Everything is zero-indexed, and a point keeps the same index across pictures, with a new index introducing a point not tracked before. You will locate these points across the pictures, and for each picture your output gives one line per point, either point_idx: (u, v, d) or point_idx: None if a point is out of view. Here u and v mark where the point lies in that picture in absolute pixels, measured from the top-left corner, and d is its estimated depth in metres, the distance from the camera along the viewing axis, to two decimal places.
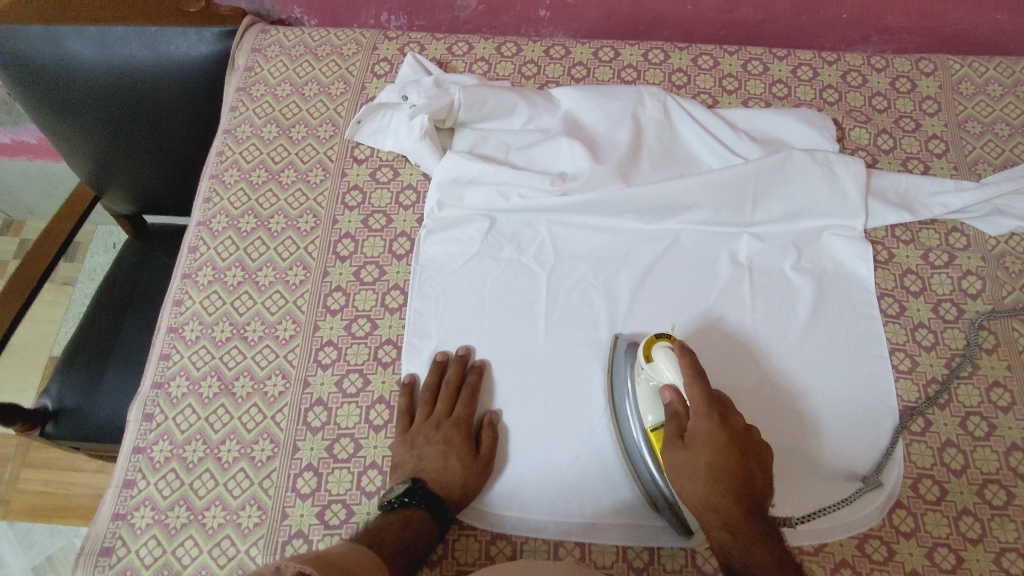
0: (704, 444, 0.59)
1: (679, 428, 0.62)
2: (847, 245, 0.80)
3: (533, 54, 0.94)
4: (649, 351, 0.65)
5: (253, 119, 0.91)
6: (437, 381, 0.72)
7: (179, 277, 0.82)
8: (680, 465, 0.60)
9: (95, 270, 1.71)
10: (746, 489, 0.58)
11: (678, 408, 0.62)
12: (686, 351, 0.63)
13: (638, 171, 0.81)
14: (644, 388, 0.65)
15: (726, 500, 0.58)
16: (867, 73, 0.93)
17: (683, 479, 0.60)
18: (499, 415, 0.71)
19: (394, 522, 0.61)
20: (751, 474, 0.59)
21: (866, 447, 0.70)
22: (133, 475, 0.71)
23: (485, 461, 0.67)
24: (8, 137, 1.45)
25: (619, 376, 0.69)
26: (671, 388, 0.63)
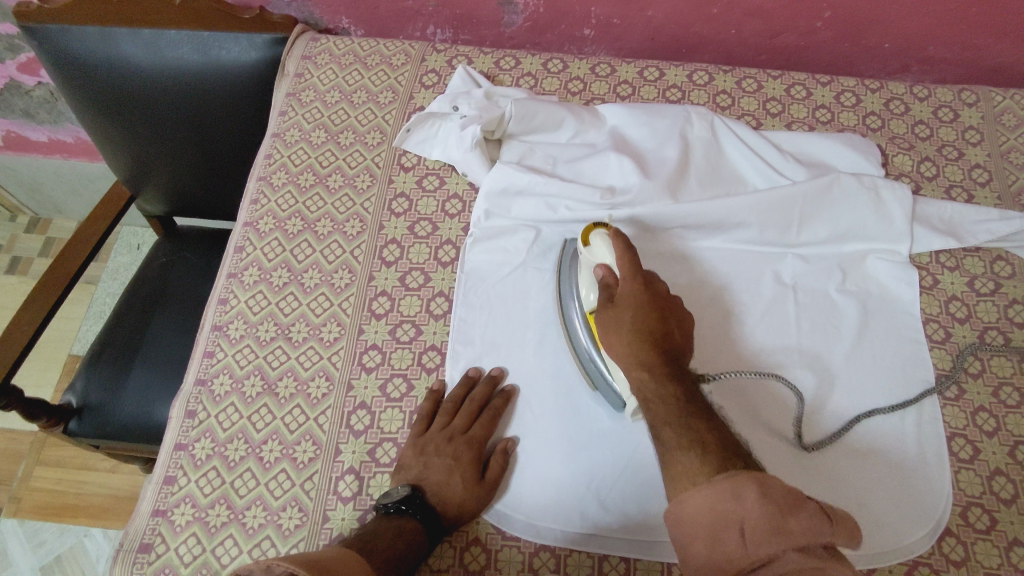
0: (631, 305, 0.64)
1: (610, 294, 0.66)
2: (893, 269, 0.80)
3: (579, 71, 0.96)
4: (587, 237, 0.70)
5: (302, 124, 0.92)
6: (463, 395, 0.71)
7: (224, 275, 0.82)
8: (611, 325, 0.64)
9: (118, 270, 1.71)
10: (667, 344, 0.62)
11: (609, 281, 0.66)
12: (619, 237, 0.67)
13: (685, 188, 0.82)
14: (583, 271, 0.70)
15: (643, 349, 0.61)
16: (910, 101, 0.94)
17: (611, 338, 0.64)
18: (515, 444, 0.69)
19: (388, 529, 0.61)
20: (671, 330, 0.63)
21: (797, 353, 0.74)
22: (174, 471, 0.70)
23: (489, 487, 0.66)
24: (44, 136, 1.47)
25: (565, 270, 0.75)
26: (602, 265, 0.66)
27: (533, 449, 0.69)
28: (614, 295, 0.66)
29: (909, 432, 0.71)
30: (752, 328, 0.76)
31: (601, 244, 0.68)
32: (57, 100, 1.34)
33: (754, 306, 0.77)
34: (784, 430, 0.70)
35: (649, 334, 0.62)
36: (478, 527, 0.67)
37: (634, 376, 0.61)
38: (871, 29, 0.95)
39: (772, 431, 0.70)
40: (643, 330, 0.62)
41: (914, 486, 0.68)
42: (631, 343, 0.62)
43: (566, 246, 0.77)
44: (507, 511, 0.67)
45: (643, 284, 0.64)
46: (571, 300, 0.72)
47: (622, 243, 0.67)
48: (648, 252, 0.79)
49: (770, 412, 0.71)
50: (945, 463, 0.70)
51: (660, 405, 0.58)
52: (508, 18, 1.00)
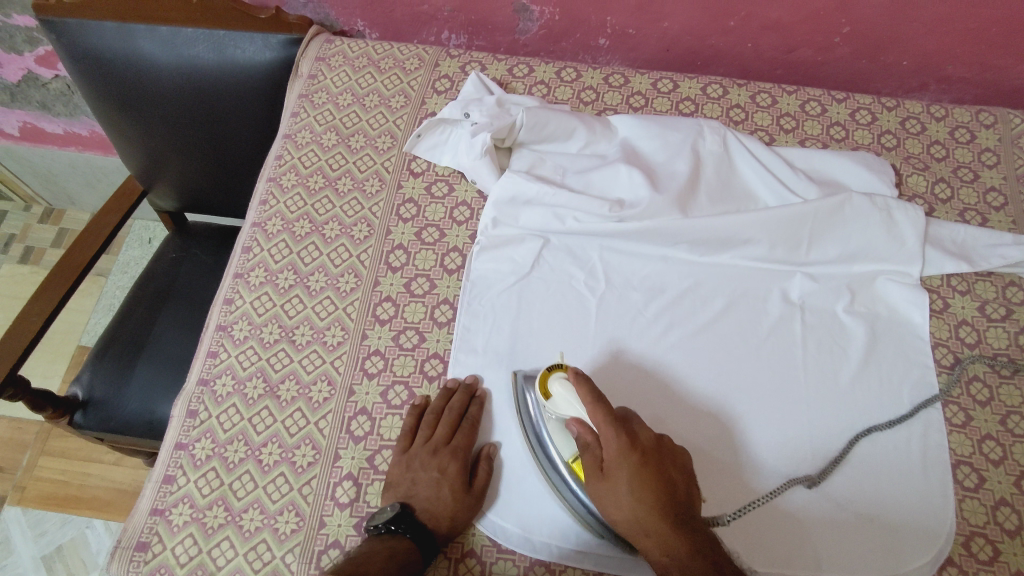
0: (620, 471, 0.59)
1: (595, 460, 0.60)
2: (902, 291, 0.79)
3: (592, 81, 0.95)
4: (546, 387, 0.64)
5: (313, 126, 0.93)
6: (442, 405, 0.71)
7: (231, 276, 0.82)
8: (605, 498, 0.59)
9: (128, 263, 1.73)
10: (675, 503, 0.58)
11: (587, 438, 0.61)
12: (581, 377, 0.62)
13: (695, 203, 0.81)
14: (552, 425, 0.65)
15: (655, 519, 0.57)
16: (926, 121, 0.93)
17: (613, 513, 0.59)
18: (497, 449, 0.69)
19: (380, 551, 0.59)
20: (675, 482, 0.59)
21: (815, 465, 0.69)
22: (173, 471, 0.70)
23: (477, 495, 0.66)
24: (60, 129, 1.48)
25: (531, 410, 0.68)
26: (575, 421, 0.62)
27: (529, 461, 0.69)
28: (600, 460, 0.60)
29: (914, 454, 0.70)
30: (763, 468, 0.69)
31: (564, 394, 0.62)
32: (73, 94, 1.35)
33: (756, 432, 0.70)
34: (805, 566, 0.64)
35: (655, 490, 0.58)
36: (474, 538, 0.67)
37: (657, 555, 0.57)
38: (889, 46, 0.94)
39: (793, 567, 0.64)
40: (646, 492, 0.57)
41: (918, 509, 0.67)
42: (636, 500, 0.57)
43: (521, 380, 0.71)
44: (503, 524, 0.67)
45: (629, 437, 0.59)
46: (546, 448, 0.66)
47: (589, 391, 0.61)
48: (624, 386, 0.72)
49: (785, 541, 0.65)
50: (949, 490, 0.69)
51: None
52: (523, 25, 1.00)
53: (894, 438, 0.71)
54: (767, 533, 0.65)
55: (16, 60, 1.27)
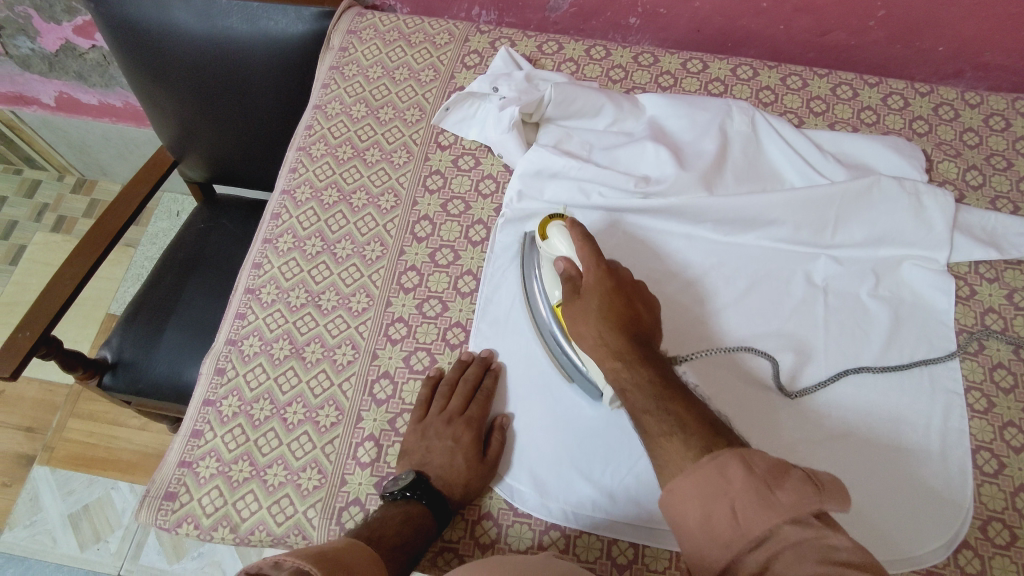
0: (595, 294, 0.65)
1: (573, 287, 0.67)
2: (928, 277, 0.78)
3: (622, 59, 0.95)
4: (546, 231, 0.71)
5: (343, 97, 0.94)
6: (457, 377, 0.72)
7: (261, 241, 0.84)
8: (575, 318, 0.66)
9: (157, 234, 1.76)
10: (636, 327, 0.64)
11: (572, 273, 0.67)
12: (576, 224, 0.69)
13: (721, 182, 0.81)
14: (545, 266, 0.71)
15: (612, 333, 0.63)
16: (960, 107, 0.91)
17: (580, 328, 0.65)
18: (511, 421, 0.71)
19: (395, 516, 0.62)
20: (638, 312, 0.65)
21: (780, 339, 0.74)
22: (201, 426, 0.73)
23: (491, 464, 0.67)
24: (95, 100, 1.51)
25: (528, 261, 0.75)
26: (563, 258, 0.68)
27: (548, 429, 0.70)
28: (578, 286, 0.67)
29: (933, 441, 0.70)
30: (730, 325, 0.75)
31: (558, 236, 0.69)
32: (108, 64, 1.38)
33: (726, 300, 0.76)
34: (757, 410, 0.70)
35: (619, 313, 0.64)
36: (490, 502, 0.68)
37: (609, 368, 0.62)
38: (925, 31, 0.93)
39: (748, 414, 0.70)
40: (611, 312, 0.64)
41: (932, 497, 0.67)
42: (601, 330, 0.63)
43: (525, 239, 0.78)
44: (519, 488, 0.68)
45: (607, 273, 0.66)
46: (536, 299, 0.73)
47: (580, 233, 0.68)
48: (613, 245, 0.78)
49: (743, 390, 0.71)
50: (969, 476, 0.68)
51: (634, 390, 0.59)
52: (554, 3, 1.00)
53: (912, 425, 0.70)
54: (733, 387, 0.71)
55: (55, 30, 1.30)
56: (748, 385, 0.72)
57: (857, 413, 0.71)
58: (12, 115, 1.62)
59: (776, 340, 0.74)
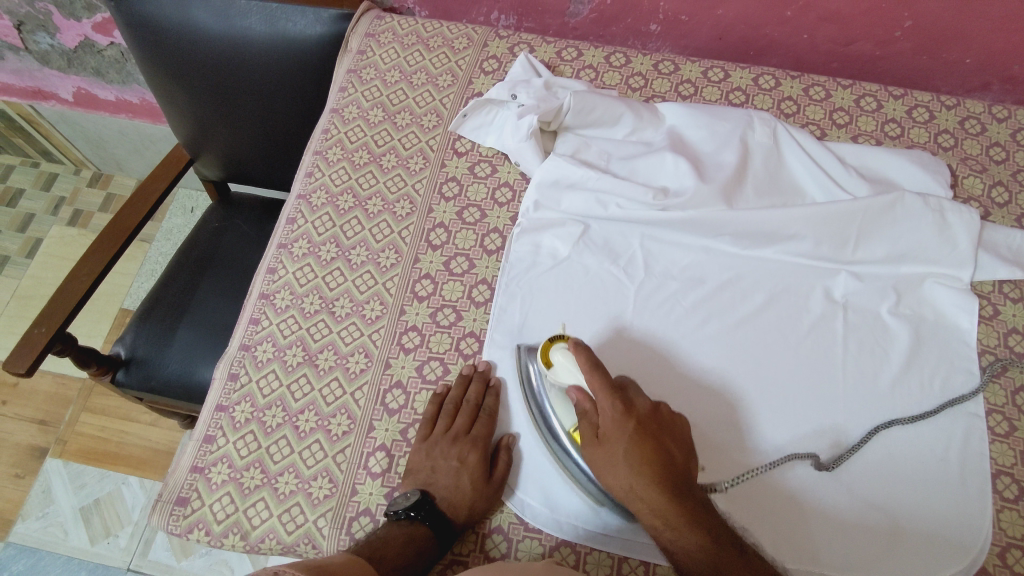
0: (618, 436, 0.60)
1: (592, 427, 0.62)
2: (951, 295, 0.76)
3: (642, 67, 0.94)
4: (549, 357, 0.66)
5: (360, 102, 0.93)
6: (460, 394, 0.71)
7: (276, 245, 0.84)
8: (602, 463, 0.61)
9: (172, 230, 1.77)
10: (670, 474, 0.59)
11: (586, 406, 0.63)
12: (581, 348, 0.63)
13: (741, 195, 0.80)
14: (553, 395, 0.66)
15: (648, 489, 0.58)
16: (987, 121, 0.90)
17: (610, 477, 0.60)
18: (516, 439, 0.70)
19: (398, 537, 0.61)
20: (670, 453, 0.60)
21: (819, 439, 0.69)
22: (214, 431, 0.73)
23: (496, 485, 0.66)
24: (113, 95, 1.52)
25: (532, 379, 0.70)
26: (575, 389, 0.63)
27: None
28: (598, 427, 0.62)
29: (952, 463, 0.69)
30: (764, 443, 0.69)
31: (564, 362, 0.64)
32: (127, 61, 1.38)
33: (757, 414, 0.70)
34: (790, 522, 0.65)
35: (651, 462, 0.59)
36: (500, 516, 0.68)
37: (651, 522, 0.58)
38: (953, 42, 0.91)
39: (783, 531, 0.65)
40: (642, 459, 0.59)
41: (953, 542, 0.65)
42: (634, 481, 0.59)
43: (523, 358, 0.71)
44: (530, 502, 0.67)
45: (626, 407, 0.61)
46: (547, 419, 0.68)
47: (587, 360, 0.62)
48: (625, 357, 0.73)
49: (773, 502, 0.66)
50: (988, 500, 0.67)
51: (686, 557, 0.57)
52: (574, 8, 0.99)
53: (931, 453, 0.69)
54: (765, 507, 0.66)
55: (74, 27, 1.30)
56: (781, 497, 0.66)
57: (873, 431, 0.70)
58: (30, 109, 1.64)
59: (814, 441, 0.69)
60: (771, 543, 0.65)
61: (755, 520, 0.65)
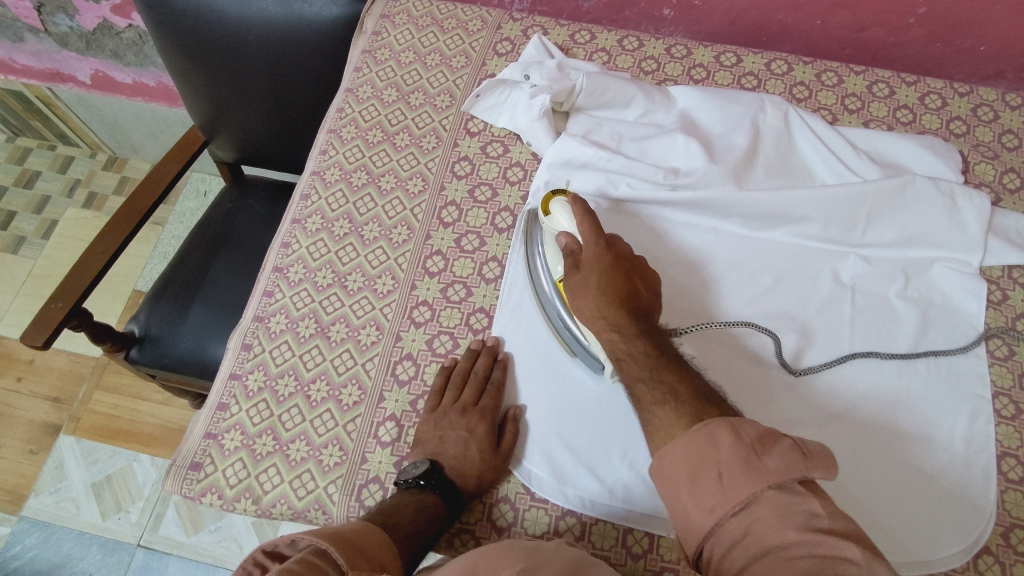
0: (596, 267, 0.65)
1: (573, 259, 0.67)
2: (960, 280, 0.77)
3: (654, 50, 0.95)
4: (548, 207, 0.71)
5: (375, 81, 0.94)
6: (468, 367, 0.72)
7: (290, 220, 0.85)
8: (577, 290, 0.65)
9: (185, 214, 1.79)
10: (634, 301, 0.64)
11: (573, 248, 0.67)
12: (578, 199, 0.68)
13: (752, 176, 0.81)
14: (548, 242, 0.72)
15: (612, 308, 0.63)
16: (1000, 109, 0.90)
17: (581, 303, 0.65)
18: (523, 411, 0.71)
19: (409, 504, 0.62)
20: (639, 288, 0.65)
21: (782, 318, 0.75)
22: (227, 400, 0.74)
23: (504, 455, 0.67)
24: (129, 78, 1.53)
25: (532, 236, 0.77)
26: (565, 235, 0.67)
27: (563, 417, 0.70)
28: (579, 261, 0.66)
29: (957, 444, 0.69)
30: (727, 296, 0.76)
31: (561, 212, 0.69)
32: (144, 43, 1.40)
33: (725, 279, 0.77)
34: (753, 380, 0.71)
35: (618, 287, 0.64)
36: (507, 486, 0.69)
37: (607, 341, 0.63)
38: (967, 30, 0.91)
39: (738, 381, 0.71)
40: (611, 284, 0.64)
41: (949, 516, 0.66)
42: (601, 307, 0.63)
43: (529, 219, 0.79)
44: (537, 473, 0.68)
45: (606, 246, 0.65)
46: (539, 275, 0.74)
47: (581, 207, 0.67)
48: (614, 216, 0.80)
49: (738, 360, 0.72)
50: (992, 481, 0.68)
51: (629, 360, 0.60)
52: None
53: (936, 431, 0.69)
54: (728, 359, 0.72)
55: (93, 8, 1.32)
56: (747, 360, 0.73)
57: (879, 412, 0.70)
58: (48, 91, 1.66)
59: (775, 317, 0.75)
60: (731, 395, 0.71)
61: (714, 364, 0.72)
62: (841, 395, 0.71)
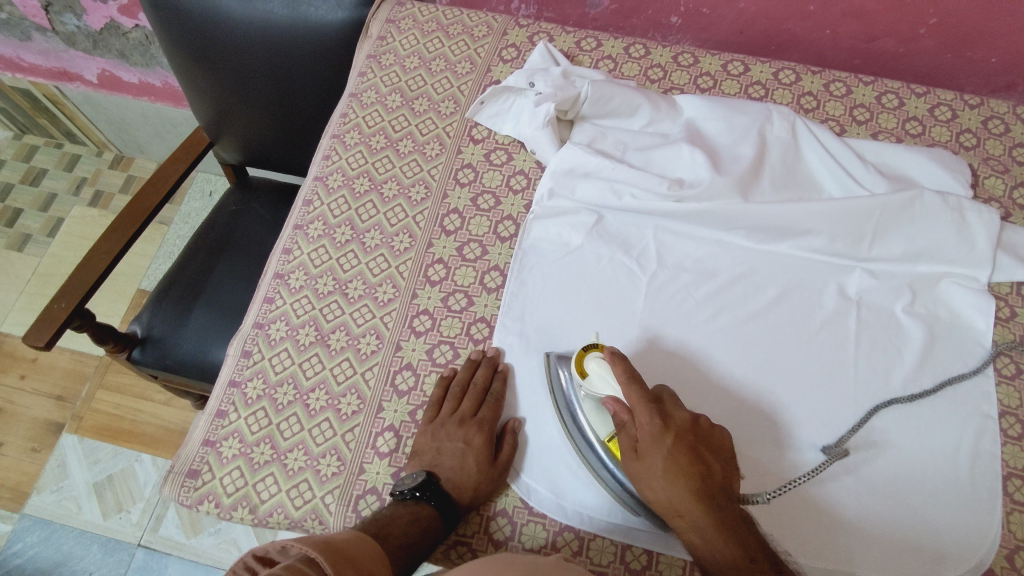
0: (655, 452, 0.59)
1: (630, 440, 0.61)
2: (967, 295, 0.75)
3: (661, 58, 0.94)
4: (582, 366, 0.65)
5: (379, 87, 0.94)
6: (467, 377, 0.72)
7: (291, 226, 0.85)
8: (638, 477, 0.60)
9: (190, 214, 1.79)
10: (707, 486, 0.58)
11: (624, 417, 0.61)
12: (617, 358, 0.63)
13: (757, 188, 0.80)
14: (587, 405, 0.65)
15: (689, 504, 0.57)
16: (1011, 121, 0.88)
17: (649, 494, 0.59)
18: (522, 424, 0.70)
19: (403, 516, 0.62)
20: (709, 465, 0.59)
21: (855, 441, 0.69)
22: (226, 407, 0.74)
23: (501, 467, 0.67)
24: (136, 78, 1.53)
25: (562, 389, 0.68)
26: (613, 400, 0.62)
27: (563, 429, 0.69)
28: (635, 440, 0.61)
29: (962, 464, 0.68)
30: (799, 444, 0.68)
31: (601, 374, 0.63)
32: (150, 44, 1.40)
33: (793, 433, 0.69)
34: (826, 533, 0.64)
35: (687, 475, 0.58)
36: (505, 499, 0.68)
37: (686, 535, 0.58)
38: (979, 41, 0.90)
39: (819, 545, 0.64)
40: (678, 471, 0.58)
41: (945, 555, 0.64)
42: (674, 497, 0.58)
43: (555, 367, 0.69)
44: (535, 486, 0.68)
45: (661, 417, 0.60)
46: (577, 422, 0.66)
47: (625, 369, 0.62)
48: (661, 372, 0.71)
49: (811, 518, 0.65)
50: (998, 502, 0.66)
51: (715, 557, 0.56)
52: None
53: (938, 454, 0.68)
54: (803, 522, 0.65)
55: (100, 9, 1.32)
56: (819, 518, 0.65)
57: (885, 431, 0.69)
58: (55, 90, 1.66)
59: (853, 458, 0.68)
60: (808, 566, 0.63)
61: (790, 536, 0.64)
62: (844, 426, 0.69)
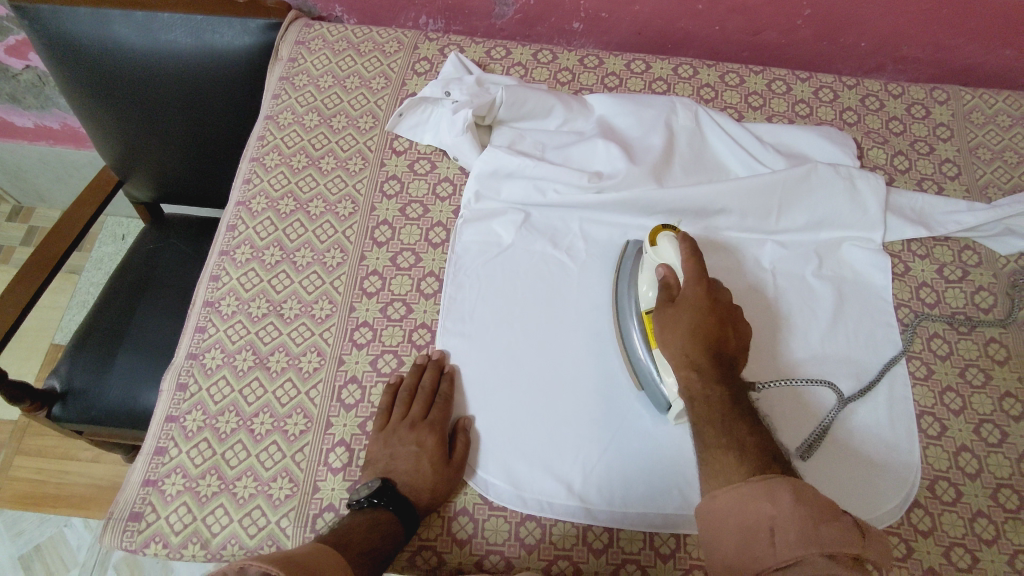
0: (689, 305, 0.66)
1: (670, 296, 0.69)
2: (865, 256, 0.83)
3: (568, 62, 0.98)
4: (655, 237, 0.73)
5: (295, 107, 0.94)
6: (414, 382, 0.72)
7: (217, 253, 0.83)
8: (666, 327, 0.67)
9: (102, 259, 1.70)
10: (719, 349, 0.64)
11: (671, 282, 0.69)
12: (688, 238, 0.71)
13: (670, 173, 0.85)
14: (644, 271, 0.73)
15: (696, 350, 0.64)
16: (884, 98, 0.98)
17: (668, 336, 0.66)
18: (473, 421, 0.71)
19: (362, 523, 0.61)
20: (726, 337, 0.65)
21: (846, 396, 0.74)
22: (166, 443, 0.71)
23: (457, 466, 0.68)
24: (30, 122, 1.46)
25: (623, 266, 0.77)
26: (665, 266, 0.70)
27: (513, 420, 0.71)
28: (674, 296, 0.68)
29: (881, 411, 0.74)
30: (808, 351, 0.76)
31: (667, 244, 0.71)
32: (44, 84, 1.34)
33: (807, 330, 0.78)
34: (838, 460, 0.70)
35: (706, 332, 0.64)
36: (464, 497, 0.69)
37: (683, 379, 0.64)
38: (849, 28, 0.99)
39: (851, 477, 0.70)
40: (701, 332, 0.64)
41: (879, 494, 0.69)
42: (687, 348, 0.64)
43: (628, 246, 0.79)
44: (492, 481, 0.69)
45: (706, 288, 0.67)
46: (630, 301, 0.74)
47: (690, 245, 0.70)
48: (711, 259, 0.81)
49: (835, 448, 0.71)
50: (915, 438, 0.73)
51: (707, 437, 0.60)
52: (500, 10, 1.02)
53: (860, 396, 0.74)
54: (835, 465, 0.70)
55: None
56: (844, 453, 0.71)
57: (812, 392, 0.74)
58: None
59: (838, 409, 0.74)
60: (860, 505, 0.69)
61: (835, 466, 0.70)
62: (772, 390, 0.74)
